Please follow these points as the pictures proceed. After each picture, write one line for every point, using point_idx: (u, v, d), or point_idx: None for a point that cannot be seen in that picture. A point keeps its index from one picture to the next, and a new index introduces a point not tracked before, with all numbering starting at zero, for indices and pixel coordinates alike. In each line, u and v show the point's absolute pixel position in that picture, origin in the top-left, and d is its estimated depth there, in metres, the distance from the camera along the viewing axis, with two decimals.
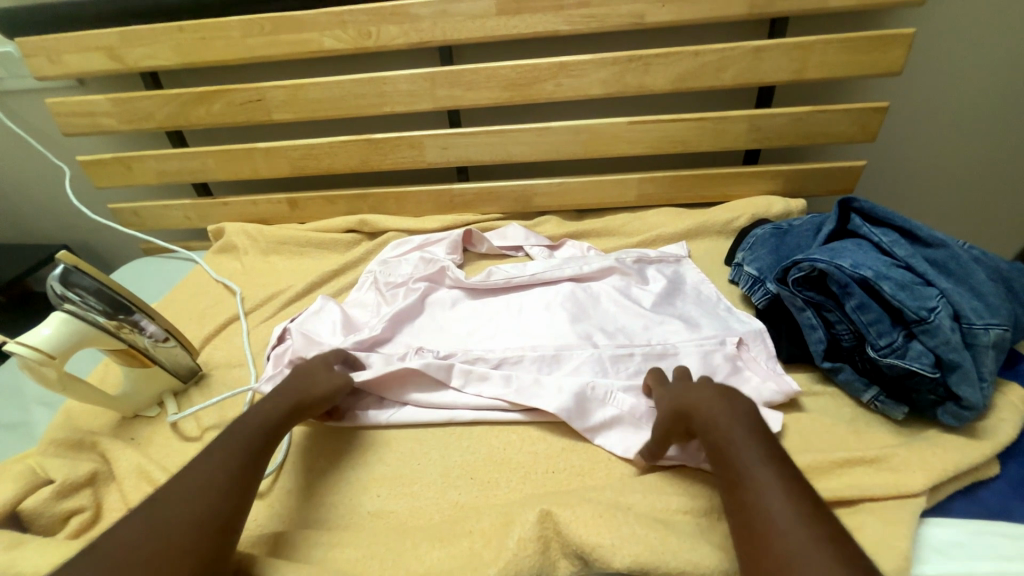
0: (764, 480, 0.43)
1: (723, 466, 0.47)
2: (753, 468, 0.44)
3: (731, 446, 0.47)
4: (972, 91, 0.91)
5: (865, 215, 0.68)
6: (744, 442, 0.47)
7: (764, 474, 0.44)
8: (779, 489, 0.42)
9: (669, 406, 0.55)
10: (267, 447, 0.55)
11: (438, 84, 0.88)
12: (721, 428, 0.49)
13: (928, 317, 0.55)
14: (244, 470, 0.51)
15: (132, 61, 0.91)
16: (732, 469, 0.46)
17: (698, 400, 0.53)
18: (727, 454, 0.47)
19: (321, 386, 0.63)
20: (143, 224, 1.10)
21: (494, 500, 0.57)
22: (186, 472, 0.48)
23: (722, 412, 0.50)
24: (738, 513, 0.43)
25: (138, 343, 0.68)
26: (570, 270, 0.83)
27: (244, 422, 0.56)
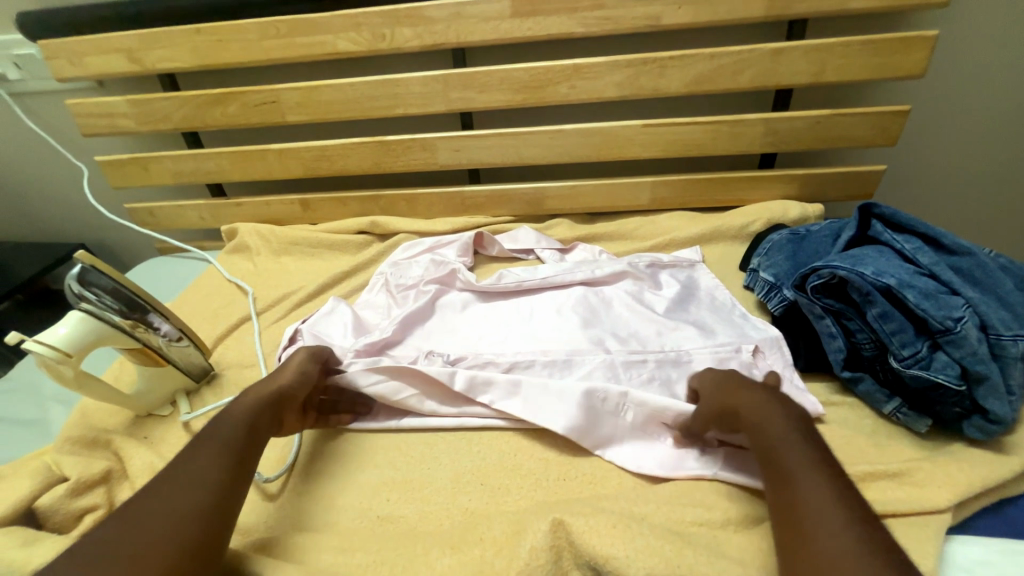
0: (809, 480, 0.44)
1: (768, 464, 0.48)
2: (801, 468, 0.45)
3: (778, 446, 0.48)
4: (997, 94, 0.89)
5: (886, 221, 0.66)
6: (791, 442, 0.48)
7: (809, 473, 0.44)
8: (823, 489, 0.43)
9: (715, 402, 0.56)
10: (252, 442, 0.54)
11: (452, 86, 0.88)
12: (770, 428, 0.50)
13: (954, 327, 0.53)
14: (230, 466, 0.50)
15: (150, 63, 0.92)
16: (779, 467, 0.46)
17: (746, 400, 0.54)
18: (772, 453, 0.48)
19: (288, 373, 0.64)
20: (159, 224, 1.11)
21: (505, 507, 0.57)
22: (165, 473, 0.48)
23: (774, 414, 0.51)
24: (780, 509, 0.44)
25: (153, 342, 0.69)
26: (581, 274, 0.82)
27: (223, 421, 0.55)
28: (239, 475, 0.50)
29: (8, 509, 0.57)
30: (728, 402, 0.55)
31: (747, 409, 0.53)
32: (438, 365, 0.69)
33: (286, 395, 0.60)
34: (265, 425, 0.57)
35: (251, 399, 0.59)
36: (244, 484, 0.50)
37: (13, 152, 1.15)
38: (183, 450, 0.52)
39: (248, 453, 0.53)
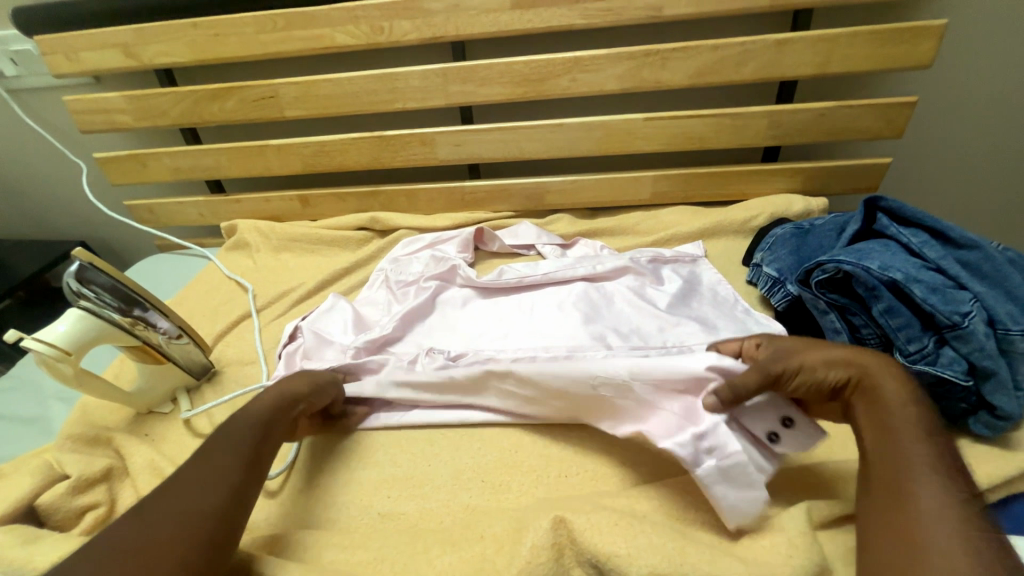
0: (928, 465, 0.40)
1: (874, 434, 0.44)
2: (920, 455, 0.41)
3: (897, 427, 0.43)
4: (1005, 85, 0.87)
5: (892, 215, 0.65)
6: (912, 421, 0.43)
7: (927, 455, 0.41)
8: (937, 471, 0.40)
9: (824, 356, 0.50)
10: (267, 443, 0.54)
11: (451, 80, 0.87)
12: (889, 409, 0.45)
13: (961, 322, 0.52)
14: (242, 468, 0.50)
15: (147, 58, 0.91)
16: (895, 446, 0.42)
17: (868, 368, 0.48)
18: (884, 427, 0.44)
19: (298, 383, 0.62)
20: (158, 221, 1.11)
21: (506, 504, 0.57)
22: (177, 475, 0.47)
23: (899, 395, 0.45)
24: (886, 486, 0.41)
25: (152, 339, 0.69)
26: (583, 269, 0.81)
27: (241, 418, 0.55)
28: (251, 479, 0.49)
29: (9, 507, 0.57)
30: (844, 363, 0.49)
31: (871, 374, 0.47)
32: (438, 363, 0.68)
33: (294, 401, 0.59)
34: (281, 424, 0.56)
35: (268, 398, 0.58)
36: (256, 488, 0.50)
37: (11, 150, 1.15)
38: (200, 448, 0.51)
39: (260, 455, 0.52)
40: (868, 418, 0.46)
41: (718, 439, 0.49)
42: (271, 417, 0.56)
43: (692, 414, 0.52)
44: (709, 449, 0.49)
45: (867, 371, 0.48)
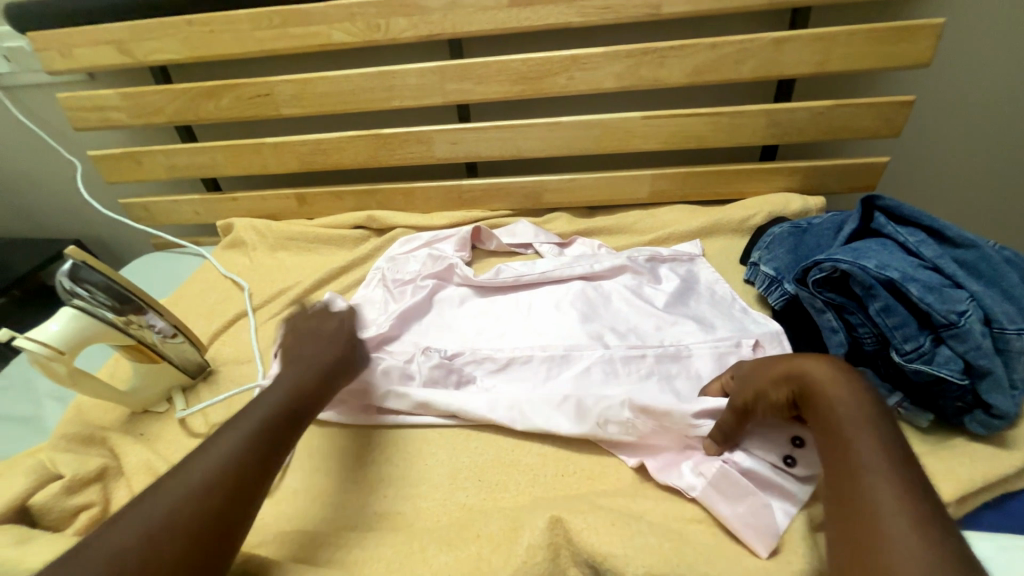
0: (876, 463, 0.40)
1: (825, 444, 0.44)
2: (866, 455, 0.41)
3: (844, 426, 0.43)
4: (1003, 84, 0.87)
5: (889, 214, 0.65)
6: (859, 424, 0.43)
7: (875, 460, 0.40)
8: (884, 476, 0.39)
9: (770, 374, 0.50)
10: (287, 432, 0.52)
11: (448, 77, 0.87)
12: (838, 407, 0.44)
13: (957, 321, 0.52)
14: (257, 460, 0.47)
15: (142, 55, 0.91)
16: (843, 447, 0.42)
17: (808, 374, 0.48)
18: (832, 434, 0.44)
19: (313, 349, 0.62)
20: (153, 219, 1.10)
21: (503, 503, 0.57)
22: (190, 463, 0.45)
23: (847, 391, 0.45)
24: (835, 490, 0.41)
25: (147, 338, 0.68)
26: (580, 268, 0.81)
27: (263, 403, 0.53)
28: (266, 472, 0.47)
29: (3, 507, 0.56)
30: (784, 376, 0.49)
31: (813, 379, 0.47)
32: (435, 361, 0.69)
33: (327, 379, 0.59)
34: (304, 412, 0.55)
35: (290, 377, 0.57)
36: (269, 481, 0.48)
37: (4, 147, 1.14)
38: (216, 431, 0.49)
39: (275, 446, 0.50)
40: (816, 428, 0.45)
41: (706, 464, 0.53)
42: (295, 397, 0.55)
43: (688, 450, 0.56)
44: (699, 471, 0.53)
45: (808, 377, 0.48)
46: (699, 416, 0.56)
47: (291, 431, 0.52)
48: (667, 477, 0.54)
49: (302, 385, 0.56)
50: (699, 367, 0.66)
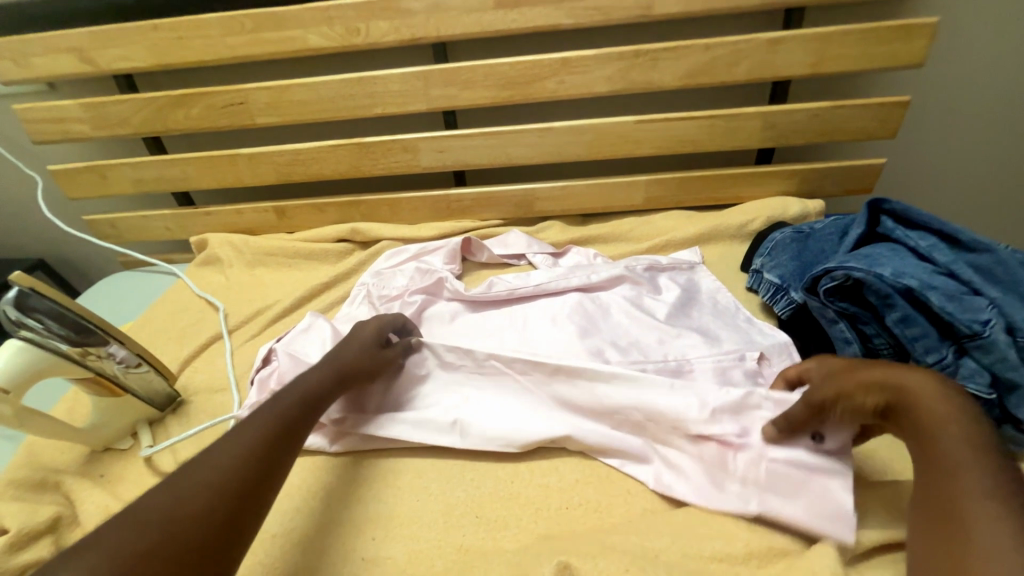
0: (982, 492, 0.37)
1: (923, 463, 0.42)
2: (971, 483, 0.38)
3: (946, 450, 0.40)
4: (996, 83, 0.87)
5: (897, 218, 0.63)
6: (962, 445, 0.40)
7: (980, 486, 0.37)
8: (997, 503, 0.36)
9: (858, 378, 0.47)
10: (286, 447, 0.49)
11: (433, 83, 0.83)
12: (939, 427, 0.42)
13: (982, 331, 0.49)
14: (252, 480, 0.44)
15: (104, 63, 0.85)
16: (945, 474, 0.39)
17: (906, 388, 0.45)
18: (936, 455, 0.41)
19: (350, 348, 0.61)
20: (121, 237, 1.03)
21: (503, 544, 0.52)
22: (170, 484, 0.42)
23: (951, 410, 0.42)
24: (933, 517, 0.38)
25: (107, 369, 0.62)
26: (577, 279, 0.77)
27: (259, 414, 0.50)
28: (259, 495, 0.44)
29: None
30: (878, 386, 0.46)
31: (911, 391, 0.44)
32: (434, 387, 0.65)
33: (353, 369, 0.59)
34: (308, 416, 0.53)
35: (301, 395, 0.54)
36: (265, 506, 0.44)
37: None
38: (211, 446, 0.46)
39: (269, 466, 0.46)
40: (916, 449, 0.43)
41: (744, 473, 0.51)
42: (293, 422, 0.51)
43: (711, 460, 0.53)
44: (741, 480, 0.51)
45: (905, 390, 0.44)
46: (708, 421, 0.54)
47: (292, 445, 0.50)
48: (707, 496, 0.52)
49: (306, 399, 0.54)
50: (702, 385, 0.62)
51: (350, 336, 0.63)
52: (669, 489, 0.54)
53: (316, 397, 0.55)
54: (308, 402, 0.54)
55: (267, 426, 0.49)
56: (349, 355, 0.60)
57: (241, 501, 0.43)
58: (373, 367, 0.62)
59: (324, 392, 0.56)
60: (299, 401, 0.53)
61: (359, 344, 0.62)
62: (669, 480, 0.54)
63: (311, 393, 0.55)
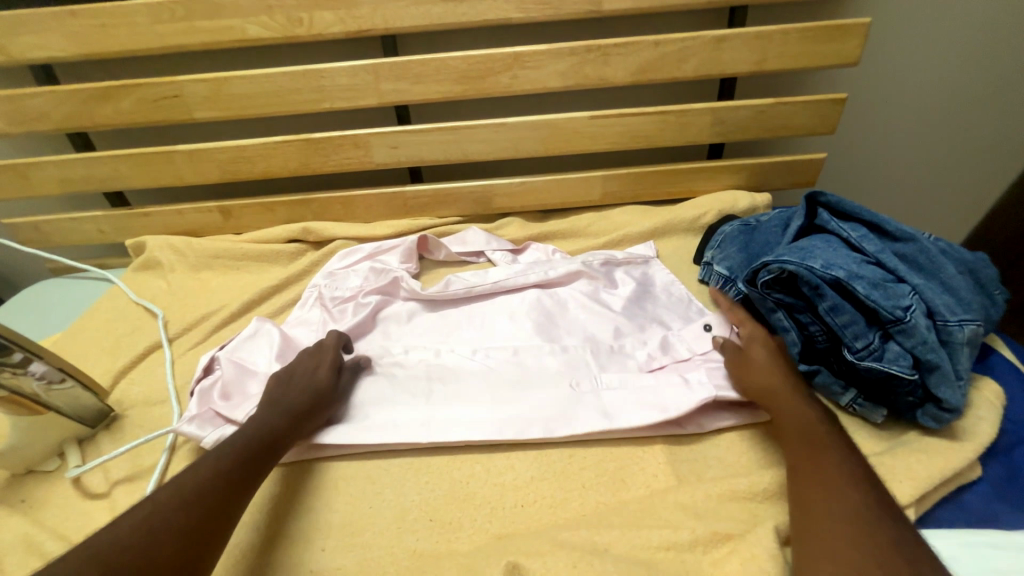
0: (843, 489, 0.45)
1: (799, 463, 0.49)
2: (835, 480, 0.46)
3: (817, 456, 0.48)
4: (923, 82, 0.92)
5: (832, 210, 0.65)
6: (828, 452, 0.48)
7: (842, 482, 0.45)
8: (863, 507, 0.43)
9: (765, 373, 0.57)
10: (232, 496, 0.48)
11: (382, 77, 0.80)
12: (813, 438, 0.50)
13: (903, 317, 0.53)
14: (221, 492, 0.48)
15: (16, 52, 0.78)
16: (816, 474, 0.47)
17: (790, 409, 0.53)
18: (820, 458, 0.48)
19: (300, 384, 0.60)
20: (47, 241, 0.96)
21: (455, 546, 0.51)
22: (144, 503, 0.45)
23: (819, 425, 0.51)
24: (805, 506, 0.46)
25: (24, 387, 0.58)
26: (534, 275, 0.77)
27: (202, 464, 0.49)
28: (203, 545, 0.44)
29: None
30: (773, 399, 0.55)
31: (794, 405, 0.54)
32: (396, 385, 0.65)
33: (304, 409, 0.57)
34: (263, 459, 0.52)
35: (278, 411, 0.56)
36: (209, 557, 0.44)
37: None
38: (186, 468, 0.49)
39: (211, 516, 0.46)
40: (797, 452, 0.50)
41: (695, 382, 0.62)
42: (269, 436, 0.54)
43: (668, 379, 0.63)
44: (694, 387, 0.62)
45: (789, 405, 0.54)
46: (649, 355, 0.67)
47: (241, 492, 0.49)
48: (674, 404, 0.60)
49: (285, 414, 0.56)
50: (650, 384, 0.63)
51: (297, 374, 0.61)
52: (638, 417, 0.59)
53: (270, 441, 0.54)
54: (259, 447, 0.53)
55: (209, 476, 0.48)
56: (296, 398, 0.58)
57: (193, 539, 0.43)
58: (326, 399, 0.60)
59: (280, 438, 0.55)
60: (238, 451, 0.51)
61: (307, 383, 0.60)
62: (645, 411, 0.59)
63: (260, 438, 0.53)
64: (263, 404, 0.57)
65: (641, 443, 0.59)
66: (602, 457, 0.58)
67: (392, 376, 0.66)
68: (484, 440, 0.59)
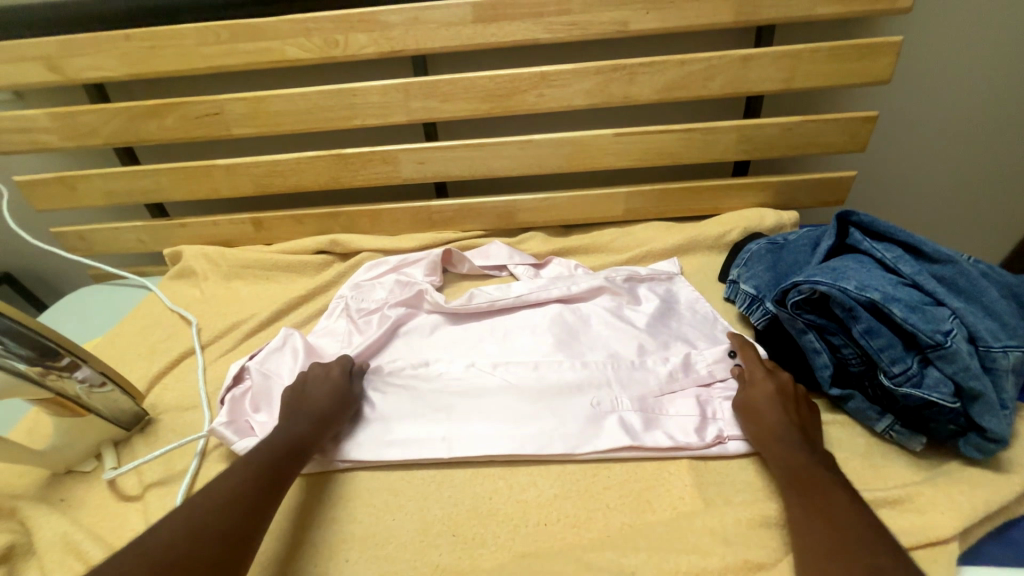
0: (858, 535, 0.44)
1: (807, 506, 0.48)
2: (849, 526, 0.45)
3: (827, 500, 0.47)
4: (957, 99, 0.90)
5: (865, 229, 0.64)
6: (837, 496, 0.48)
7: (857, 527, 0.45)
8: (880, 554, 0.42)
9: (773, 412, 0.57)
10: (264, 498, 0.50)
11: (412, 95, 0.82)
12: (823, 482, 0.49)
13: (944, 341, 0.51)
14: (253, 496, 0.50)
15: (73, 73, 0.83)
16: (828, 516, 0.46)
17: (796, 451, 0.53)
18: (829, 500, 0.47)
19: (316, 394, 0.61)
20: (90, 249, 1.00)
21: (478, 563, 0.51)
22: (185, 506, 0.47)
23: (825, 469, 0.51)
24: (820, 549, 0.44)
25: (69, 389, 0.60)
26: (557, 290, 0.77)
27: (232, 471, 0.51)
28: (239, 545, 0.45)
29: None
30: (778, 430, 0.55)
31: (800, 447, 0.53)
32: (420, 396, 0.66)
33: (322, 419, 0.59)
34: (291, 465, 0.54)
35: (302, 418, 0.58)
36: (247, 558, 0.46)
37: None
38: (222, 473, 0.51)
39: (247, 518, 0.48)
40: (804, 494, 0.49)
41: (718, 410, 0.62)
42: (292, 442, 0.56)
43: (692, 405, 0.63)
44: (718, 416, 0.61)
45: (795, 447, 0.53)
46: (674, 375, 0.66)
47: (272, 496, 0.51)
48: (699, 432, 0.59)
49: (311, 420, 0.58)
50: (675, 407, 0.63)
51: (312, 384, 0.63)
52: (662, 442, 0.58)
53: (293, 449, 0.55)
54: (284, 453, 0.55)
55: (242, 481, 0.50)
56: (314, 409, 0.59)
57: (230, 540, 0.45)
58: (343, 408, 0.61)
59: (303, 447, 0.56)
60: (265, 459, 0.53)
61: (325, 390, 0.61)
62: (667, 438, 0.59)
63: (286, 444, 0.55)
64: (285, 416, 0.58)
65: (666, 463, 0.58)
66: (627, 477, 0.57)
67: (414, 388, 0.67)
68: (506, 455, 0.59)
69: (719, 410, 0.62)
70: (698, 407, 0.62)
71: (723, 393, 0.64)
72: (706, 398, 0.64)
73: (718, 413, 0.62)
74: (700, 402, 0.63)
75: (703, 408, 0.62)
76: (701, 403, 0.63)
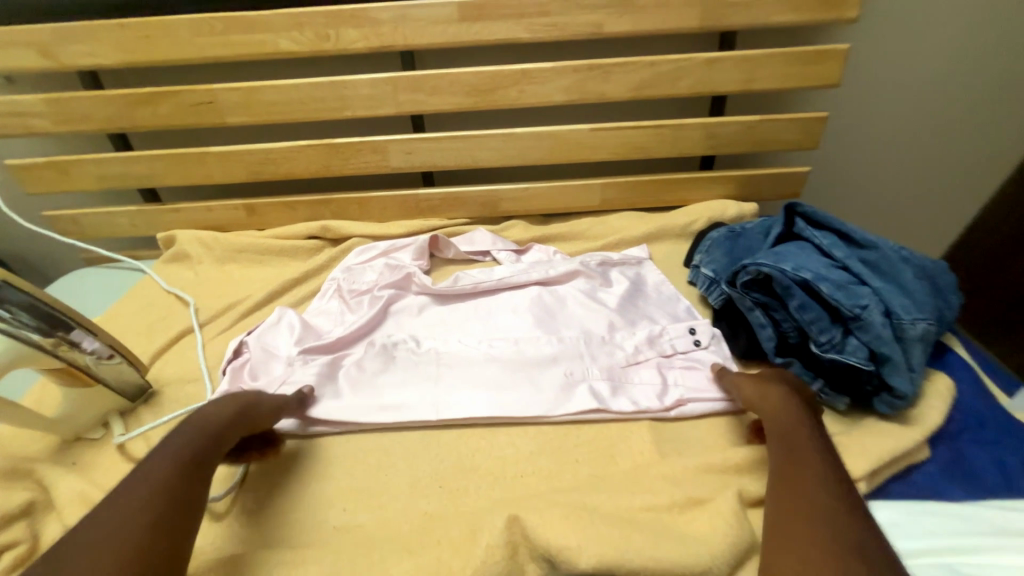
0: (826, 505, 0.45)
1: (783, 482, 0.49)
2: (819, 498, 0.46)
3: (806, 477, 0.49)
4: (901, 102, 0.99)
5: (808, 219, 0.72)
6: (818, 476, 0.49)
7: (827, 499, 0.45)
8: (846, 523, 0.43)
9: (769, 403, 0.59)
10: (191, 485, 0.49)
11: (401, 88, 0.87)
12: (805, 461, 0.50)
13: (861, 314, 0.60)
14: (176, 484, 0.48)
15: (67, 59, 0.85)
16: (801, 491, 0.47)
17: (788, 435, 0.54)
18: (806, 477, 0.49)
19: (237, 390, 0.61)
20: (83, 233, 1.03)
21: (462, 508, 0.58)
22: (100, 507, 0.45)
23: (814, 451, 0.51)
24: (787, 519, 0.46)
25: (78, 360, 0.64)
26: (536, 274, 0.83)
27: (153, 462, 0.50)
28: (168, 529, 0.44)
29: None
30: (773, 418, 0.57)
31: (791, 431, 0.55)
32: (409, 367, 0.72)
33: (246, 404, 0.59)
34: (212, 453, 0.53)
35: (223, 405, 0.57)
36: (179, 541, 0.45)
37: None
38: (135, 468, 0.49)
39: (172, 507, 0.46)
40: (784, 472, 0.51)
41: (677, 380, 0.70)
42: (217, 428, 0.55)
43: (654, 375, 0.70)
44: (676, 385, 0.69)
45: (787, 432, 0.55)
46: (640, 349, 0.73)
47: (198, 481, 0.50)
48: (659, 399, 0.67)
49: (239, 407, 0.58)
50: (639, 377, 0.70)
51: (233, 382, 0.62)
52: (625, 407, 0.66)
53: (218, 434, 0.54)
54: (210, 439, 0.54)
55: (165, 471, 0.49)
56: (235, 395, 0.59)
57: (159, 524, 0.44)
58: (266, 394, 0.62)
59: (224, 431, 0.55)
60: (190, 446, 0.52)
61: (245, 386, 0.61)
62: (631, 404, 0.67)
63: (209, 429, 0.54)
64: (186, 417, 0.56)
65: (629, 423, 0.65)
66: (595, 436, 0.64)
67: (404, 360, 0.73)
68: (487, 417, 0.66)
69: (678, 379, 0.70)
70: (660, 377, 0.70)
71: (682, 365, 0.72)
72: (667, 368, 0.71)
73: (677, 382, 0.69)
74: (661, 372, 0.70)
75: (664, 378, 0.70)
76: (662, 374, 0.70)
